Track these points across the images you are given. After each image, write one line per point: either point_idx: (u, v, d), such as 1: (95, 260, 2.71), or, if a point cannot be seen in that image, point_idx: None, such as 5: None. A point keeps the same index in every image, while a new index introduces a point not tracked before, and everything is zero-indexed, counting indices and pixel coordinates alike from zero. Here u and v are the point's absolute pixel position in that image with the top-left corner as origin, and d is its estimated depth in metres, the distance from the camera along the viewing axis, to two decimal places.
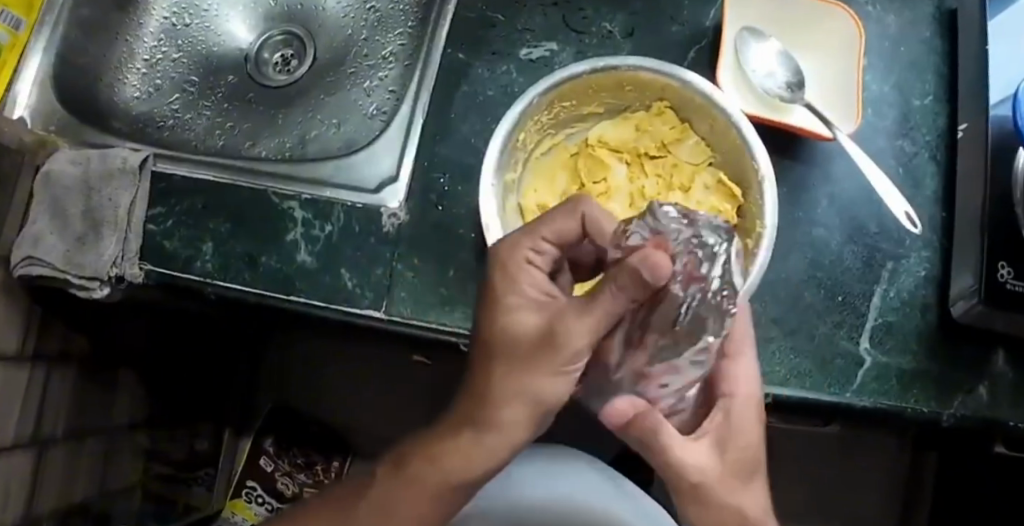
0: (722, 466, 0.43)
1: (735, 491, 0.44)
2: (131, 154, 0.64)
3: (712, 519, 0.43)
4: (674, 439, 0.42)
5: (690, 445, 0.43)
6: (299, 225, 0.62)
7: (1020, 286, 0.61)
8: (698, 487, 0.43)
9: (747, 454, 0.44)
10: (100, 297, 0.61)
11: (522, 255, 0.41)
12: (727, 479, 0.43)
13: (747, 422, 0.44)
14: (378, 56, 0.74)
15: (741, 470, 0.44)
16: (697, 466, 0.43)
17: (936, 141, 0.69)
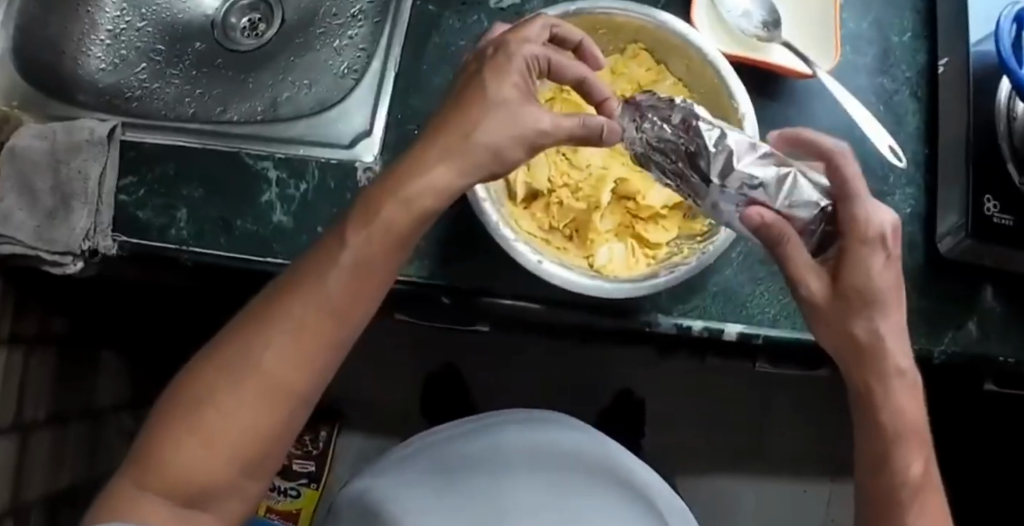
0: (854, 294, 0.43)
1: (873, 317, 0.43)
2: (97, 124, 0.61)
3: (843, 342, 0.44)
4: (810, 279, 0.44)
5: (821, 279, 0.44)
6: (273, 186, 0.61)
7: (1006, 219, 0.61)
8: (835, 317, 0.44)
9: (881, 285, 0.42)
10: (74, 272, 0.60)
11: (531, 54, 0.44)
12: (862, 309, 0.43)
13: (871, 253, 0.42)
14: (347, 15, 0.72)
15: (871, 299, 0.43)
16: (819, 291, 0.44)
17: (916, 77, 0.68)
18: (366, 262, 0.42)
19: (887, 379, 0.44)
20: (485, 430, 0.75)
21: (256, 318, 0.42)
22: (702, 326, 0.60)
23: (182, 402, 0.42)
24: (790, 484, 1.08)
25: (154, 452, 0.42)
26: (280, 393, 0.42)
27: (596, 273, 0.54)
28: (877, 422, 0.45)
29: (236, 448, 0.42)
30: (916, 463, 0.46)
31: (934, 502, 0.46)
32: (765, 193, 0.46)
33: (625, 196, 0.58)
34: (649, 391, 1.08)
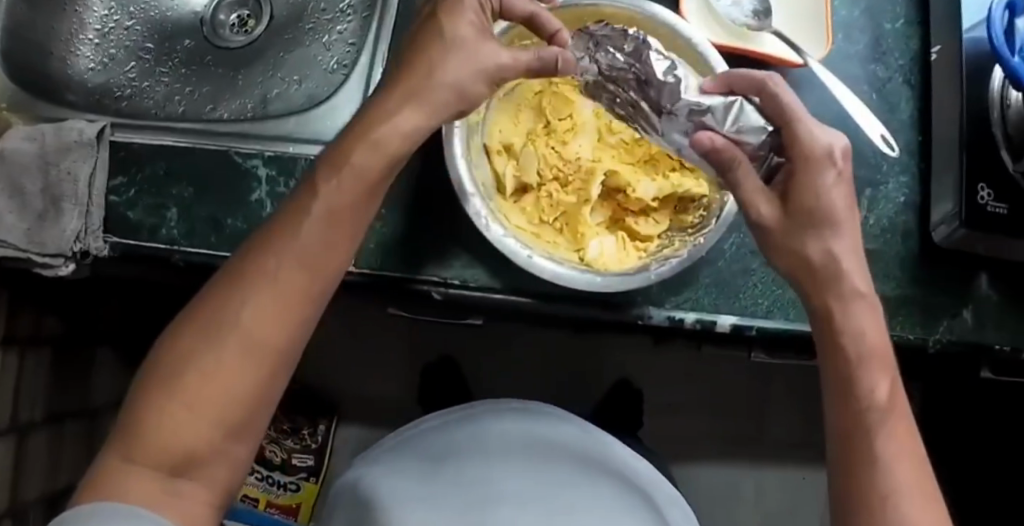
0: (804, 215, 0.44)
1: (822, 237, 0.44)
2: (86, 125, 0.61)
3: (795, 264, 0.45)
4: (759, 205, 0.45)
5: (767, 204, 0.45)
6: (264, 184, 0.61)
7: (1000, 207, 0.60)
8: (785, 240, 0.45)
9: (830, 205, 0.43)
10: (66, 274, 0.61)
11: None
12: (811, 231, 0.44)
13: (818, 175, 0.43)
14: (335, 10, 0.72)
15: (818, 219, 0.44)
16: (767, 212, 0.45)
17: (909, 65, 0.67)
18: (340, 207, 0.42)
19: (845, 300, 0.44)
20: (473, 419, 0.80)
21: (232, 277, 0.41)
22: (695, 319, 0.60)
23: (158, 371, 0.40)
24: (789, 471, 1.09)
25: (131, 427, 0.39)
26: (263, 351, 0.40)
27: (587, 267, 0.54)
28: (838, 346, 0.44)
29: (218, 413, 0.40)
30: (882, 386, 0.43)
31: (907, 432, 0.43)
32: (714, 118, 0.49)
33: (615, 189, 0.58)
34: (646, 381, 1.08)
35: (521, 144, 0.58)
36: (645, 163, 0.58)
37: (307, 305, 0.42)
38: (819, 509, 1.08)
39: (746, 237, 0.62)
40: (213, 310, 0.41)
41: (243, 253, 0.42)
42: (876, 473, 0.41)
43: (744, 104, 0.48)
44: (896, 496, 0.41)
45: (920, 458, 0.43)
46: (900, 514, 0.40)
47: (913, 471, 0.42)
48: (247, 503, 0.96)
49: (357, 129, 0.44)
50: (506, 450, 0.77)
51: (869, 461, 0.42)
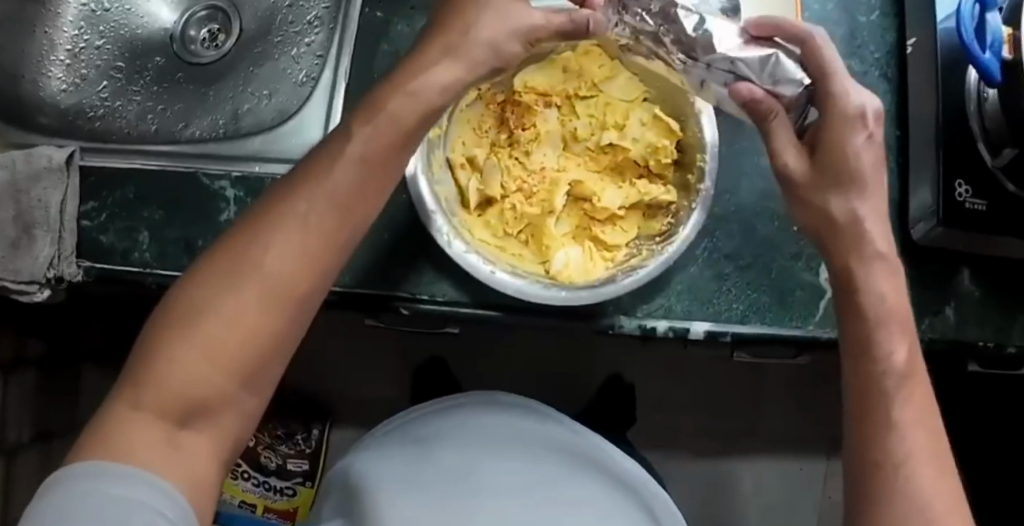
0: (837, 171, 0.43)
1: (849, 194, 0.44)
2: (55, 151, 0.61)
3: (815, 219, 0.46)
4: (789, 158, 0.45)
5: (797, 157, 0.45)
6: (232, 204, 0.61)
7: (978, 204, 0.59)
8: (814, 194, 0.45)
9: (863, 161, 0.43)
10: (42, 299, 0.62)
11: None
12: (840, 187, 0.44)
13: (852, 133, 0.43)
14: (303, 22, 0.72)
15: (850, 177, 0.43)
16: (796, 166, 0.45)
17: (885, 59, 0.65)
18: (370, 157, 0.43)
19: (868, 262, 0.44)
20: (467, 408, 0.76)
21: (258, 223, 0.42)
22: (666, 327, 0.59)
23: (175, 311, 0.41)
24: (785, 461, 1.09)
25: (146, 367, 0.40)
26: (278, 298, 0.41)
27: (551, 280, 0.53)
28: (859, 310, 0.44)
29: (233, 359, 0.40)
30: (901, 352, 0.43)
31: (922, 396, 0.44)
32: (750, 71, 0.45)
33: (581, 197, 0.57)
34: (639, 376, 1.08)
35: (484, 157, 0.57)
36: (610, 170, 0.58)
37: (330, 256, 0.43)
38: (816, 499, 1.08)
39: (718, 242, 0.61)
40: (237, 254, 0.41)
41: (269, 200, 0.43)
42: (890, 438, 0.42)
43: (781, 56, 0.44)
44: (910, 463, 0.41)
45: (934, 425, 0.43)
46: (910, 480, 0.41)
47: (926, 439, 0.42)
48: (245, 509, 0.97)
49: (306, 160, 0.44)
50: (499, 441, 0.74)
51: (886, 427, 0.42)
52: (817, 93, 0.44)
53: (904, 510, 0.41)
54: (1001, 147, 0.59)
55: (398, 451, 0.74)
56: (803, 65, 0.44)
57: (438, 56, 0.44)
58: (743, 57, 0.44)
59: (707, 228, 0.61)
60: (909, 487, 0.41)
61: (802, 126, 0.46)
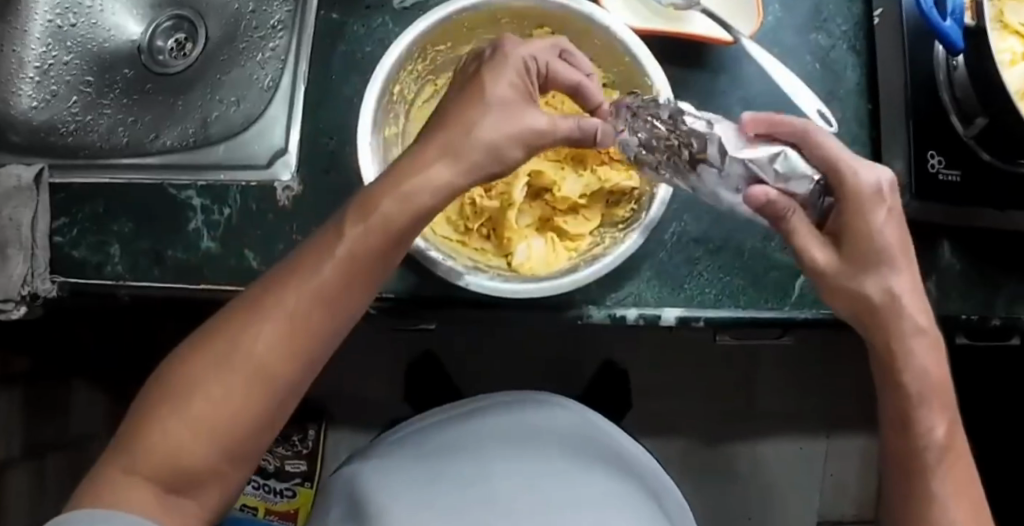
0: (866, 255, 0.45)
1: (881, 274, 0.45)
2: (24, 169, 0.62)
3: (848, 303, 0.47)
4: (816, 251, 0.46)
5: (824, 249, 0.46)
6: (199, 213, 0.61)
7: (952, 175, 0.58)
8: (844, 279, 0.46)
9: (891, 242, 0.44)
10: (19, 316, 0.61)
11: (520, 60, 0.47)
12: (871, 269, 0.45)
13: (875, 214, 0.44)
14: (266, 27, 0.71)
15: (881, 258, 0.45)
16: (824, 258, 0.46)
17: (853, 31, 0.64)
18: (362, 252, 0.43)
19: (907, 340, 0.46)
20: (473, 414, 0.74)
21: (250, 307, 0.42)
22: (637, 314, 0.57)
23: (168, 382, 0.42)
24: (785, 442, 1.09)
25: (134, 438, 0.40)
26: (266, 380, 0.42)
27: (513, 272, 0.53)
28: (902, 387, 0.47)
29: (223, 437, 0.41)
30: (941, 427, 0.47)
31: (964, 466, 0.48)
32: (762, 172, 0.45)
33: (542, 188, 0.56)
34: (634, 363, 1.08)
35: None
36: (572, 159, 0.57)
37: (320, 341, 0.43)
38: (818, 478, 1.09)
39: (686, 226, 0.60)
40: (229, 337, 0.42)
41: (265, 280, 0.43)
42: (935, 511, 0.46)
43: (790, 152, 0.45)
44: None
45: (975, 492, 0.48)
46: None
47: (970, 510, 0.47)
48: (246, 512, 0.97)
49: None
50: (507, 444, 0.71)
51: (931, 504, 0.47)
52: (831, 183, 0.45)
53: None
54: (973, 117, 0.57)
55: (402, 463, 0.72)
56: (811, 162, 0.46)
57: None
58: (752, 159, 0.45)
59: (674, 213, 0.60)
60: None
61: (822, 215, 0.47)
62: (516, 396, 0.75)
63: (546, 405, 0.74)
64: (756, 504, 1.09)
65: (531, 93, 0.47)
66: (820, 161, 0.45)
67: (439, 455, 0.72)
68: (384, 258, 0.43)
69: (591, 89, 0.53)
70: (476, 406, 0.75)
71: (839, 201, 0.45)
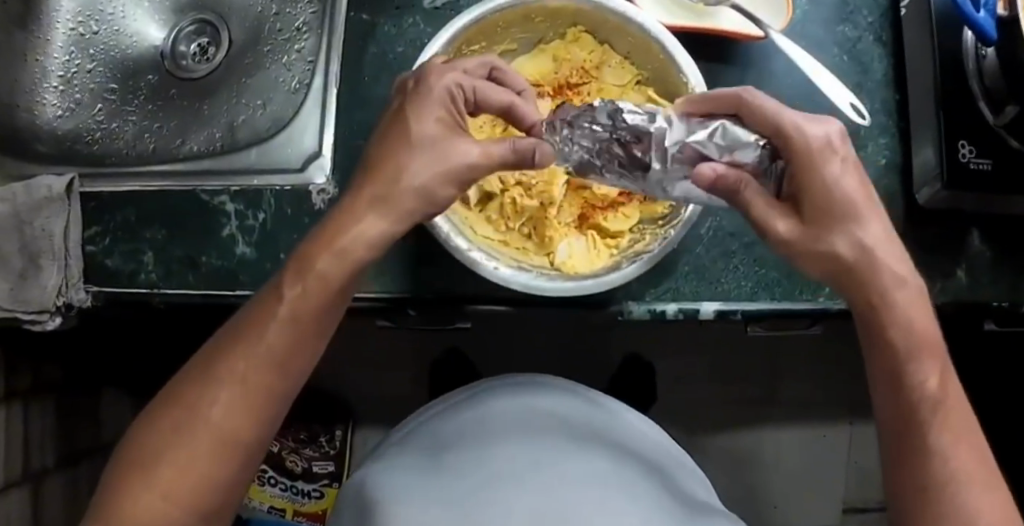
0: (820, 213, 0.43)
1: (845, 230, 0.43)
2: (55, 180, 0.61)
3: (816, 267, 0.45)
4: (776, 220, 0.45)
5: (779, 216, 0.45)
6: (233, 219, 0.62)
7: (983, 164, 0.59)
8: (807, 245, 0.44)
9: (850, 193, 0.43)
10: (54, 327, 0.61)
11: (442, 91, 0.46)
12: (833, 225, 0.43)
13: (827, 165, 0.43)
14: (292, 29, 0.71)
15: (842, 211, 0.43)
16: (783, 225, 0.44)
17: (879, 21, 0.65)
18: (304, 312, 0.43)
19: (888, 293, 0.44)
20: (475, 402, 0.76)
21: (202, 376, 0.43)
22: (676, 309, 0.58)
23: (136, 454, 0.43)
24: (804, 430, 1.11)
25: (108, 510, 0.42)
26: (230, 444, 0.43)
27: (557, 271, 0.53)
28: (885, 340, 0.45)
29: (190, 506, 0.42)
30: (933, 376, 0.45)
31: (961, 415, 0.45)
32: (705, 148, 0.47)
33: (581, 186, 0.56)
34: (657, 356, 1.09)
35: None
36: None
37: (274, 400, 0.44)
38: (843, 465, 1.11)
39: (722, 221, 0.60)
40: (184, 408, 0.43)
41: (216, 345, 0.44)
42: (935, 466, 0.44)
43: (727, 124, 0.47)
44: (957, 486, 0.43)
45: (978, 441, 0.45)
46: (959, 502, 0.43)
47: (971, 461, 0.44)
48: (274, 514, 0.98)
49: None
50: (508, 427, 0.73)
51: (930, 453, 0.44)
52: (777, 144, 0.45)
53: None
54: (1004, 105, 0.58)
55: (412, 457, 0.74)
56: (751, 129, 0.47)
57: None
58: (691, 139, 0.47)
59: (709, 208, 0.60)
60: (957, 510, 0.43)
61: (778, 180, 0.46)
62: (516, 383, 0.78)
63: (541, 388, 0.77)
64: (781, 493, 1.11)
65: (459, 119, 0.46)
66: (757, 125, 0.46)
67: (445, 446, 0.73)
68: (333, 310, 0.44)
69: (523, 107, 0.51)
70: (484, 387, 0.78)
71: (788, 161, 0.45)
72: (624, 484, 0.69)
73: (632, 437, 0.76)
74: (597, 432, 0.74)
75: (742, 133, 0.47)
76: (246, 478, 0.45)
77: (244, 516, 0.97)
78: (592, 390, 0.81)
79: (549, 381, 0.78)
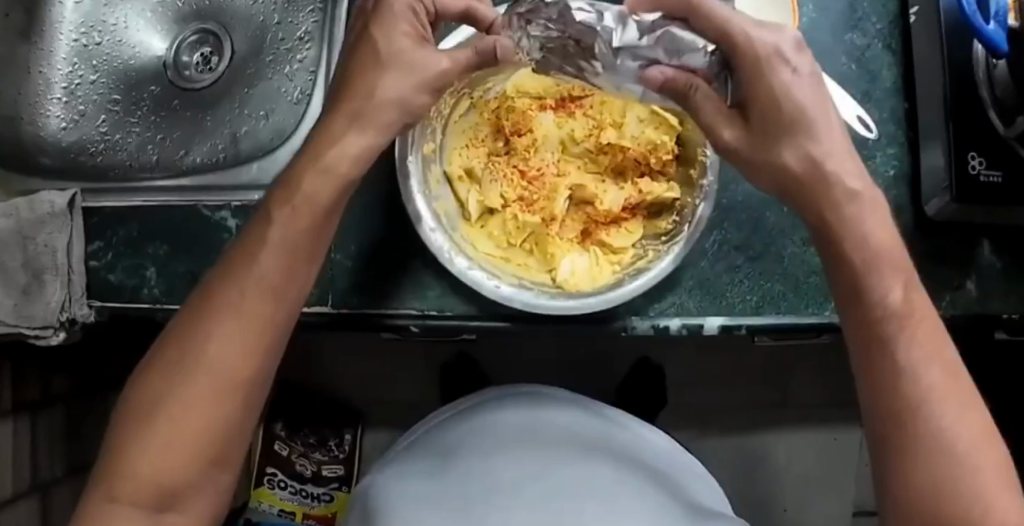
0: (767, 124, 0.44)
1: (793, 143, 0.44)
2: (56, 195, 0.61)
3: (764, 177, 0.46)
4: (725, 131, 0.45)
5: (731, 123, 0.45)
6: (234, 234, 0.62)
7: (993, 176, 0.57)
8: (756, 154, 0.45)
9: (796, 104, 0.43)
10: (58, 342, 0.62)
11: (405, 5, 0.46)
12: (783, 138, 0.44)
13: (777, 76, 0.42)
14: (293, 39, 0.71)
15: (790, 124, 0.43)
16: (729, 134, 0.45)
17: (888, 28, 0.63)
18: (293, 237, 0.44)
19: (840, 206, 0.44)
20: (482, 409, 0.75)
21: (196, 315, 0.44)
22: (680, 324, 0.57)
23: (138, 404, 0.43)
24: (814, 433, 1.10)
25: (116, 462, 0.43)
26: (231, 384, 0.43)
27: (558, 290, 0.53)
28: (847, 260, 0.45)
29: (197, 447, 0.43)
30: (896, 290, 0.44)
31: (929, 329, 0.44)
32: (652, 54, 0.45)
33: (583, 201, 0.56)
34: (666, 359, 1.08)
35: (482, 168, 0.56)
36: (613, 170, 0.56)
37: (272, 332, 0.44)
38: (854, 469, 1.10)
39: (726, 233, 0.60)
40: (181, 350, 0.43)
41: (207, 286, 0.45)
42: (904, 382, 0.43)
43: (673, 30, 0.44)
44: (932, 400, 0.43)
45: (946, 352, 0.44)
46: (934, 420, 0.43)
47: (942, 375, 0.43)
48: (284, 517, 1.00)
49: (296, 206, 0.44)
50: (515, 439, 0.72)
51: (895, 371, 0.43)
52: (726, 53, 0.43)
53: (930, 452, 0.42)
54: (1014, 115, 0.56)
55: (419, 460, 0.74)
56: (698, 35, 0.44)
57: (390, 87, 0.44)
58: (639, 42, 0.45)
59: (713, 221, 0.60)
60: (931, 429, 0.43)
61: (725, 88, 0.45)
62: (522, 391, 0.76)
63: (552, 396, 0.76)
64: (791, 496, 1.11)
65: (424, 32, 0.47)
66: (708, 27, 0.43)
67: (450, 453, 0.73)
68: (318, 234, 0.45)
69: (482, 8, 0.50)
70: (489, 396, 0.76)
71: (734, 69, 0.44)
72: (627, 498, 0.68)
73: (638, 448, 0.76)
74: (604, 443, 0.73)
75: (692, 38, 0.44)
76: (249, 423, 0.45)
77: (253, 520, 0.98)
78: (595, 400, 0.79)
79: (560, 393, 0.76)
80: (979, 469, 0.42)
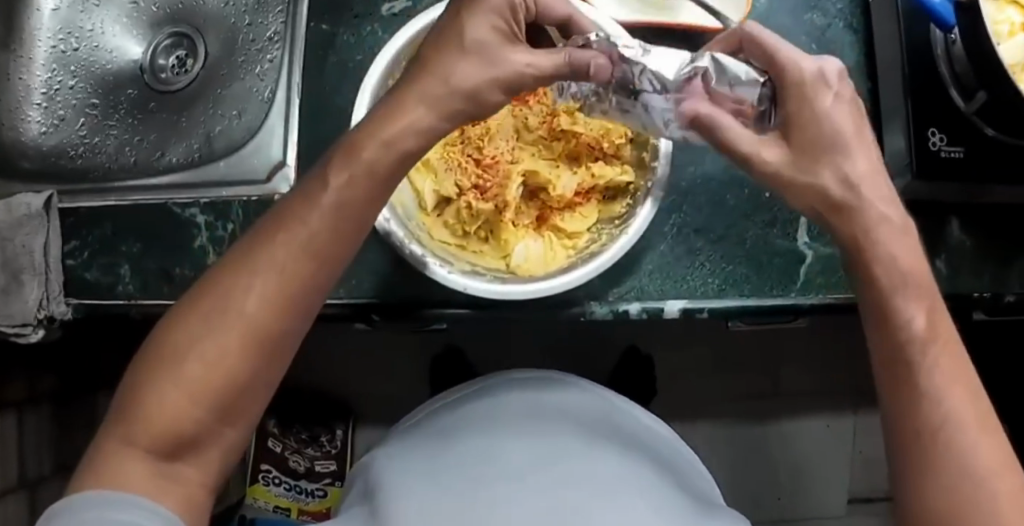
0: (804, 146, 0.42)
1: (815, 170, 0.42)
2: (33, 197, 0.62)
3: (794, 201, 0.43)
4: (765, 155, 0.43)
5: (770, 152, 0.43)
6: (203, 230, 0.64)
7: (955, 152, 0.57)
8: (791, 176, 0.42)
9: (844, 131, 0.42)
10: (38, 339, 0.63)
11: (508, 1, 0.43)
12: (814, 159, 0.42)
13: (826, 101, 0.42)
14: (263, 39, 0.73)
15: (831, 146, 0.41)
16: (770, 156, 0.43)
17: (848, 7, 0.63)
18: (350, 198, 0.41)
19: (874, 233, 0.42)
20: (492, 391, 0.75)
21: (234, 265, 0.41)
22: (639, 309, 0.57)
23: (162, 351, 0.41)
24: (806, 420, 1.09)
25: (133, 407, 0.40)
26: (260, 339, 0.41)
27: (509, 275, 0.54)
28: (876, 283, 0.42)
29: (213, 399, 0.40)
30: (920, 317, 0.42)
31: (954, 357, 0.42)
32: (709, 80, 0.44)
33: (537, 187, 0.56)
34: (656, 348, 1.08)
35: (437, 156, 0.56)
36: (568, 156, 0.56)
37: (311, 290, 0.42)
38: (847, 454, 1.10)
39: (687, 217, 0.60)
40: (216, 297, 0.41)
41: (253, 236, 0.42)
42: (929, 409, 0.41)
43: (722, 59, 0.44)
44: (950, 430, 0.41)
45: (968, 381, 0.42)
46: (957, 448, 0.41)
47: (966, 403, 0.41)
48: (279, 513, 1.00)
49: (285, 205, 0.42)
50: (524, 416, 0.71)
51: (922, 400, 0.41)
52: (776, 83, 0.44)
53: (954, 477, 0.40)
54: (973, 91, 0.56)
55: (424, 438, 0.73)
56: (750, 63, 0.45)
57: None
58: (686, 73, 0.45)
59: (674, 206, 0.60)
60: (956, 455, 0.40)
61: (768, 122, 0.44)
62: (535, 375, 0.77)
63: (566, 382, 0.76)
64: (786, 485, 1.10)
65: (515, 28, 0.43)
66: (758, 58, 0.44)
67: (455, 430, 0.72)
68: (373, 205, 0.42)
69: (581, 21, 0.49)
70: (499, 375, 0.78)
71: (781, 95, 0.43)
72: (641, 482, 0.65)
73: (638, 432, 0.75)
74: (619, 428, 0.73)
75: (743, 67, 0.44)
76: (271, 377, 0.42)
77: (249, 515, 0.98)
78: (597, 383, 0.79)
79: (575, 379, 0.77)
80: (999, 497, 0.40)
